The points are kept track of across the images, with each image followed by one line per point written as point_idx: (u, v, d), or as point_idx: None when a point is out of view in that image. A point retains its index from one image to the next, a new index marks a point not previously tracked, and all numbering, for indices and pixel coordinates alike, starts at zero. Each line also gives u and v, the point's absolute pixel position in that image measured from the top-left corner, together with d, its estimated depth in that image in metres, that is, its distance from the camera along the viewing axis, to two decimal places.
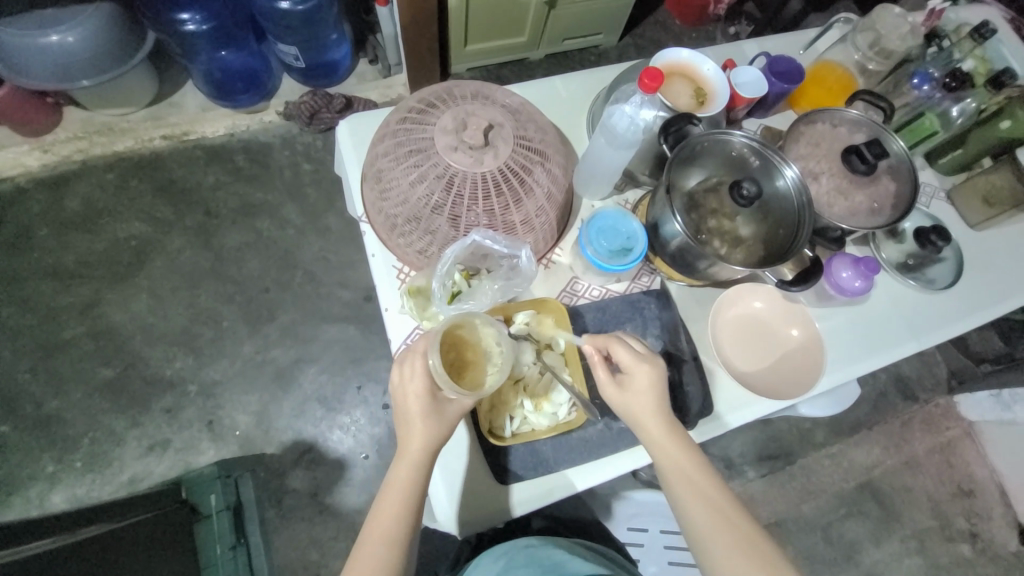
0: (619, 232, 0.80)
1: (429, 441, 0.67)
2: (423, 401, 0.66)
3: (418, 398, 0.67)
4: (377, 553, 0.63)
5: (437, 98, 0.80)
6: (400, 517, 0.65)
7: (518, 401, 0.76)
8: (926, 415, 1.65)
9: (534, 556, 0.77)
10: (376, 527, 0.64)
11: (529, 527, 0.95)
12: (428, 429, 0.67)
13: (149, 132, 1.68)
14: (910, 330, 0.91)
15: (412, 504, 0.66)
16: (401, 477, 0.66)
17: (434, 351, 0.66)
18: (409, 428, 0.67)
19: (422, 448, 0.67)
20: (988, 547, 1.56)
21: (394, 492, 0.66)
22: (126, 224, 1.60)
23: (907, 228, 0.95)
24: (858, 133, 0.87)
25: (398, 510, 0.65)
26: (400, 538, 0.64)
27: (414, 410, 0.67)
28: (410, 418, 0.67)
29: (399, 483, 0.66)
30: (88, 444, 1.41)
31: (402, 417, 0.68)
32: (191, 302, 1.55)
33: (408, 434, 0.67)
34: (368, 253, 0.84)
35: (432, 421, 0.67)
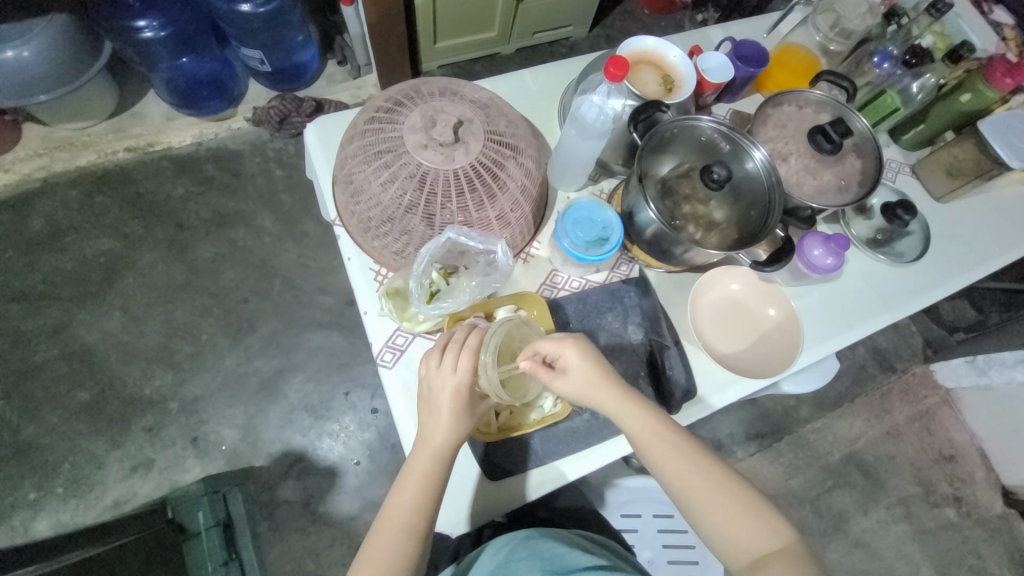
0: (594, 222, 0.81)
1: (454, 434, 0.68)
2: (459, 397, 0.67)
3: (450, 392, 0.67)
4: (391, 542, 0.63)
5: (404, 95, 0.79)
6: (416, 508, 0.65)
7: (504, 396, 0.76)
8: (904, 385, 1.70)
9: (534, 548, 0.77)
10: (393, 515, 0.65)
11: (534, 515, 0.97)
12: (455, 424, 0.67)
13: (112, 145, 1.63)
14: (882, 303, 0.93)
15: (428, 495, 0.66)
16: (420, 468, 0.66)
17: (492, 354, 0.66)
18: (434, 420, 0.68)
19: (445, 443, 0.67)
20: (968, 508, 1.62)
21: (412, 481, 0.66)
22: (94, 240, 1.55)
23: (875, 204, 0.97)
24: (823, 113, 0.89)
25: (413, 501, 0.65)
26: (415, 529, 0.64)
27: (444, 404, 0.67)
28: (437, 410, 0.68)
29: (416, 474, 0.66)
30: (68, 469, 1.37)
31: (429, 407, 0.69)
32: (167, 317, 1.51)
33: (434, 427, 0.68)
34: (344, 257, 0.83)
35: (461, 417, 0.68)
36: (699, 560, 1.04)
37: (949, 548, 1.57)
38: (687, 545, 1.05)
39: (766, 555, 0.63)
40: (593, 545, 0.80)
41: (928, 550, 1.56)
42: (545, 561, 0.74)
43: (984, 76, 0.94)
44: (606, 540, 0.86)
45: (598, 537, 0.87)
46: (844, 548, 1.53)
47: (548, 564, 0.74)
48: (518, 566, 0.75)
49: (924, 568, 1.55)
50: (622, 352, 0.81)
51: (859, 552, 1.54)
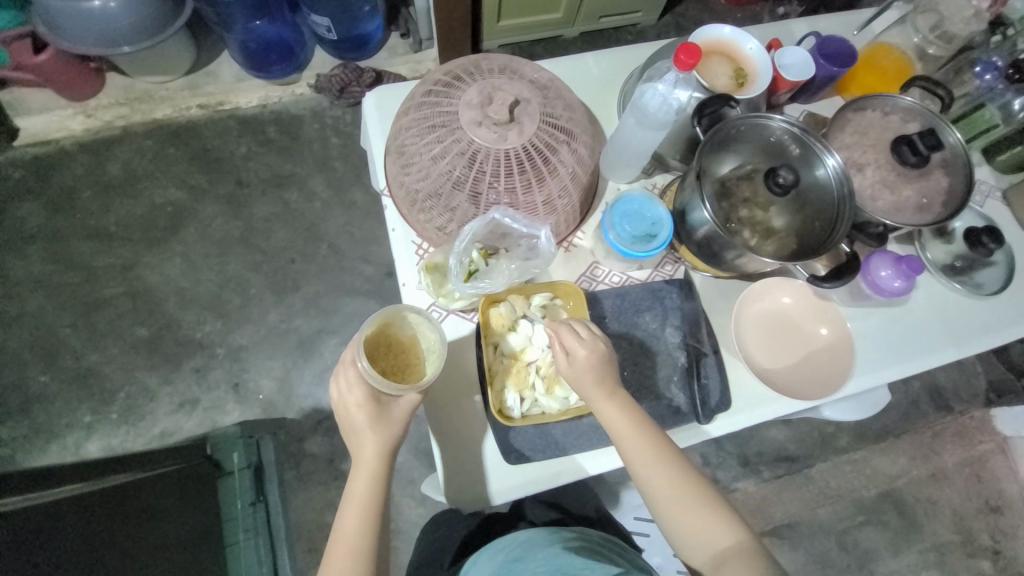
0: (644, 216, 0.78)
1: (382, 444, 0.71)
2: (368, 409, 0.70)
3: (361, 410, 0.70)
4: (348, 556, 0.67)
5: (464, 70, 0.78)
6: (364, 521, 0.69)
7: (530, 383, 0.75)
8: (960, 427, 1.57)
9: (525, 555, 0.77)
10: (343, 538, 0.68)
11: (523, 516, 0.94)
12: (379, 436, 0.70)
13: (186, 101, 1.72)
14: (950, 337, 0.85)
15: (375, 506, 0.70)
16: (358, 487, 0.70)
17: (363, 355, 0.68)
18: (360, 442, 0.71)
19: (375, 456, 0.71)
20: (1016, 567, 1.49)
21: (355, 499, 0.70)
22: (163, 190, 1.66)
23: (958, 228, 0.88)
24: (913, 122, 0.81)
25: (360, 515, 0.69)
26: (368, 537, 0.69)
27: (360, 423, 0.70)
28: (357, 431, 0.71)
29: (357, 491, 0.70)
30: (123, 397, 1.49)
31: (351, 432, 0.72)
32: (221, 269, 1.61)
33: (361, 447, 0.71)
34: (389, 228, 0.84)
35: (379, 425, 0.70)
36: None
37: None
38: None
39: (727, 553, 0.65)
40: (590, 544, 0.79)
41: None
42: (538, 564, 0.75)
43: None
44: (606, 535, 0.85)
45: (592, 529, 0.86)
46: None
47: (542, 566, 0.74)
48: (515, 567, 0.77)
49: None
50: (657, 355, 0.78)
51: None
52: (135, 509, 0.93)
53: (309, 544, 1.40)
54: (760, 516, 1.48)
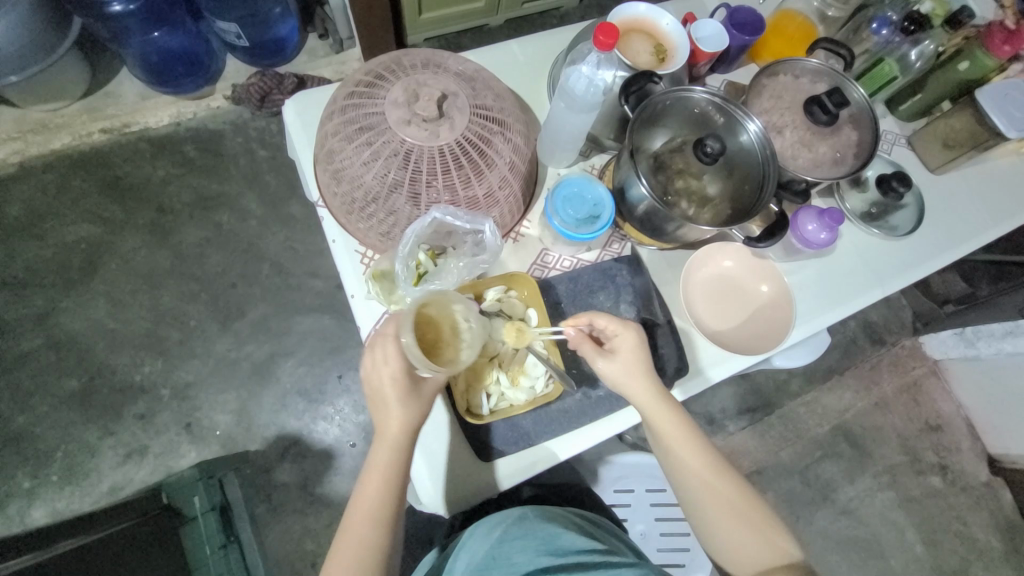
0: (585, 199, 0.78)
1: (409, 420, 0.67)
2: (400, 384, 0.66)
3: (395, 378, 0.66)
4: (364, 533, 0.64)
5: (385, 68, 0.75)
6: (384, 496, 0.66)
7: (494, 378, 0.75)
8: (893, 357, 1.73)
9: (530, 529, 0.75)
10: (363, 509, 0.65)
11: (519, 497, 0.95)
12: (407, 410, 0.66)
13: (86, 126, 1.57)
14: (874, 278, 0.92)
15: (396, 482, 0.66)
16: (381, 458, 0.66)
17: (409, 330, 0.62)
18: (384, 411, 0.67)
19: (400, 430, 0.67)
20: (953, 475, 1.66)
21: (376, 472, 0.66)
22: (74, 226, 1.51)
23: (870, 176, 0.95)
24: (821, 82, 0.86)
25: (378, 490, 0.66)
26: (384, 514, 0.65)
27: (389, 395, 0.66)
28: (386, 402, 0.67)
29: (379, 464, 0.66)
30: (61, 458, 1.36)
31: (379, 400, 0.67)
32: (154, 304, 1.49)
33: (385, 417, 0.67)
34: (329, 239, 0.80)
35: (408, 400, 0.67)
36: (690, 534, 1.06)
37: (933, 514, 1.62)
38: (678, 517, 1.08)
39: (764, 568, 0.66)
40: (582, 522, 0.81)
41: (913, 516, 1.61)
42: (540, 543, 0.73)
43: (983, 43, 0.92)
44: (595, 516, 0.86)
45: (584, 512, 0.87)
46: (831, 516, 1.58)
47: (542, 543, 0.73)
48: (513, 546, 0.74)
49: (908, 533, 1.60)
50: None
51: (846, 519, 1.58)
52: None
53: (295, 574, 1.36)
54: (732, 467, 1.57)
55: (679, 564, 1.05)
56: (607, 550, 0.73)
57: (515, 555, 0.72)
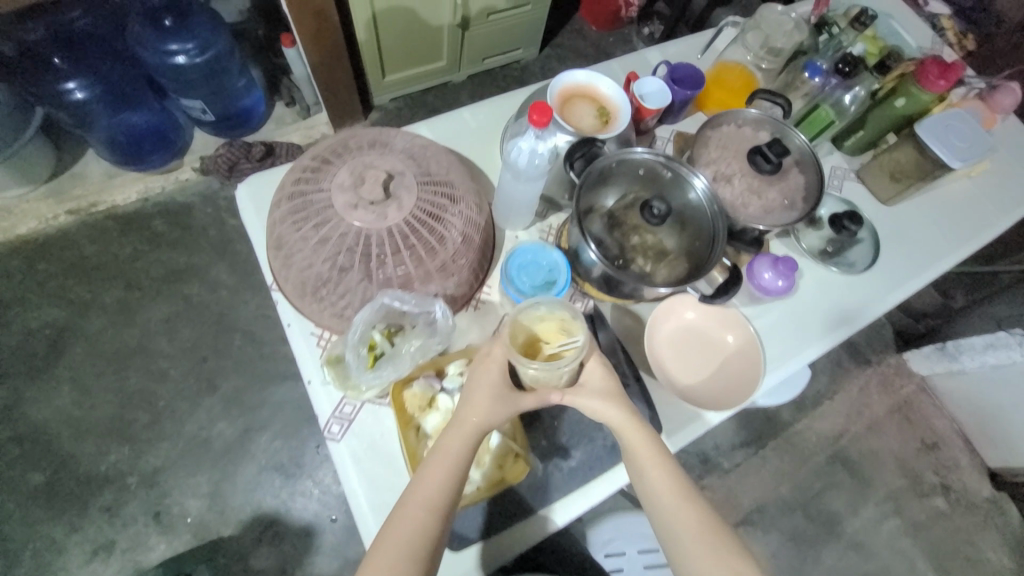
0: (540, 265, 0.78)
1: (488, 421, 0.62)
2: (493, 381, 0.64)
3: (496, 363, 0.66)
4: (413, 525, 0.55)
5: (331, 151, 0.75)
6: (444, 490, 0.58)
7: None
8: (879, 377, 1.72)
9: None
10: (419, 492, 0.57)
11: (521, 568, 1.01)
12: (495, 406, 0.63)
13: (51, 210, 1.56)
14: (841, 315, 0.92)
15: (454, 486, 0.58)
16: (451, 446, 0.60)
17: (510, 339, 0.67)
18: (470, 403, 0.63)
19: (477, 425, 0.62)
20: (957, 494, 1.62)
21: (437, 466, 0.59)
22: (37, 312, 1.48)
23: (823, 215, 0.96)
24: (762, 131, 0.89)
25: (436, 484, 0.58)
26: (437, 513, 0.57)
27: (479, 389, 0.64)
28: (472, 394, 0.64)
29: (446, 457, 0.60)
30: (21, 563, 1.28)
31: (468, 388, 0.65)
32: (121, 385, 1.44)
33: (466, 410, 0.63)
34: (285, 324, 0.78)
35: (497, 388, 0.64)
36: None
37: (942, 537, 1.57)
38: None
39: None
40: None
41: (923, 543, 1.56)
42: None
43: (917, 80, 0.96)
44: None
45: None
46: (839, 551, 1.52)
47: None
48: None
49: (920, 562, 1.54)
50: None
51: (854, 553, 1.52)
52: None
53: None
54: (731, 506, 1.52)
55: None
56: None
57: None
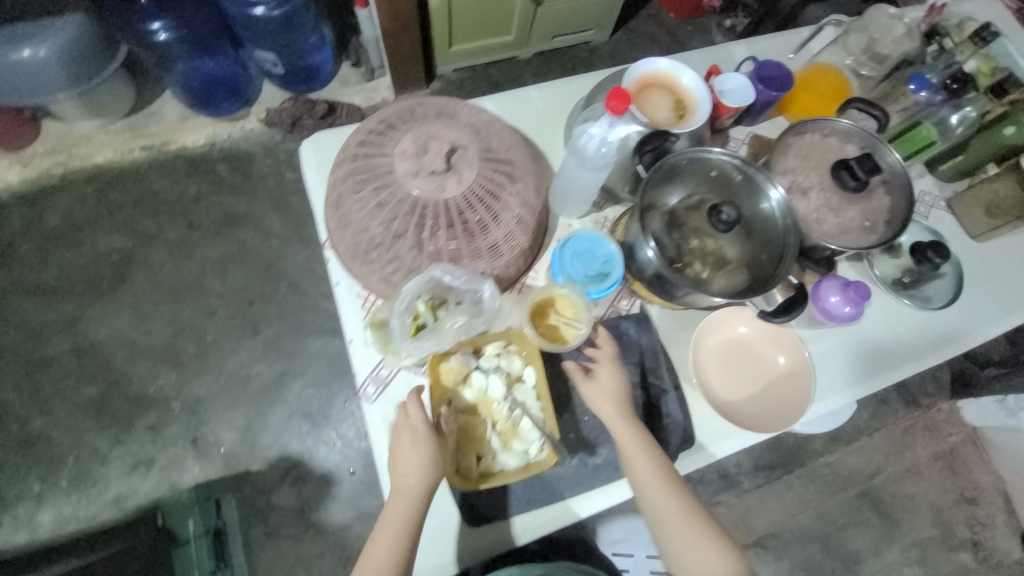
0: (595, 256, 0.76)
1: (422, 476, 0.67)
2: (420, 436, 0.68)
3: (420, 425, 0.68)
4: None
5: (398, 116, 0.75)
6: (397, 553, 0.65)
7: (486, 441, 0.71)
8: (927, 421, 1.61)
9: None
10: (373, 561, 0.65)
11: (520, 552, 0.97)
12: (425, 461, 0.67)
13: (127, 143, 1.65)
14: (905, 352, 0.86)
15: (404, 543, 0.66)
16: (395, 510, 0.66)
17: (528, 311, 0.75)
18: (403, 463, 0.68)
19: (414, 484, 0.67)
20: (988, 554, 1.52)
21: (389, 529, 0.66)
22: (107, 238, 1.58)
23: (904, 242, 0.89)
24: (850, 144, 0.83)
25: (388, 552, 0.65)
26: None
27: (405, 448, 0.68)
28: (401, 455, 0.68)
29: (393, 520, 0.66)
30: (73, 463, 1.40)
31: (399, 453, 0.68)
32: (173, 317, 1.53)
33: (402, 471, 0.67)
34: (333, 281, 0.79)
35: (428, 448, 0.67)
36: None
37: None
38: None
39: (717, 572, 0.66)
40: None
41: None
42: None
43: None
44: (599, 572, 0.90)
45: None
46: None
47: None
48: None
49: None
50: None
51: None
52: None
53: None
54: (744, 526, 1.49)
55: None
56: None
57: None
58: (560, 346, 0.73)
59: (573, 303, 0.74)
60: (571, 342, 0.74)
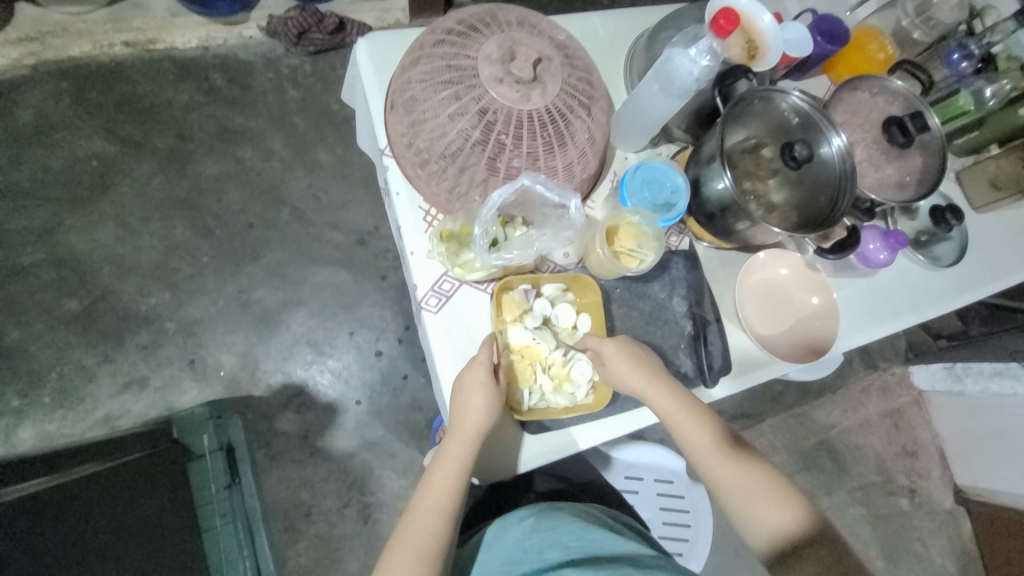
0: (664, 185, 0.78)
1: (483, 422, 0.70)
2: (485, 378, 0.70)
3: (482, 380, 0.70)
4: (428, 526, 0.69)
5: (479, 20, 0.72)
6: (452, 491, 0.71)
7: (537, 379, 0.75)
8: (882, 383, 1.79)
9: (560, 524, 0.76)
10: (433, 492, 0.71)
11: (532, 487, 0.96)
12: (486, 409, 0.69)
13: (109, 37, 1.47)
14: (911, 304, 0.94)
15: (460, 481, 0.71)
16: (456, 449, 0.71)
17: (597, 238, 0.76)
18: (465, 406, 0.70)
19: (475, 427, 0.70)
20: (920, 499, 1.74)
21: (445, 466, 0.72)
22: (87, 141, 1.43)
23: (922, 206, 0.97)
24: (896, 104, 0.86)
25: (445, 489, 0.71)
26: (448, 510, 0.70)
27: (468, 391, 0.70)
28: (462, 399, 0.70)
29: (451, 458, 0.71)
30: (55, 379, 1.32)
31: (457, 405, 0.70)
32: (165, 234, 1.43)
33: (462, 414, 0.70)
34: (393, 192, 0.78)
35: (491, 402, 0.69)
36: (691, 523, 1.11)
37: (900, 533, 1.70)
38: (682, 508, 1.11)
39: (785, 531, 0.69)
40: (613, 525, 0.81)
41: (881, 534, 1.68)
42: (571, 538, 0.73)
43: None
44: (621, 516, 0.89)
45: (618, 519, 0.87)
46: None
47: (571, 537, 0.74)
48: (541, 538, 0.75)
49: (873, 549, 1.67)
50: (664, 324, 0.81)
51: None
52: (95, 510, 0.82)
53: (286, 522, 1.35)
54: None
55: (678, 552, 1.10)
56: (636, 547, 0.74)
57: (544, 547, 0.73)
58: (625, 268, 0.75)
59: (642, 231, 0.76)
60: (635, 267, 0.76)
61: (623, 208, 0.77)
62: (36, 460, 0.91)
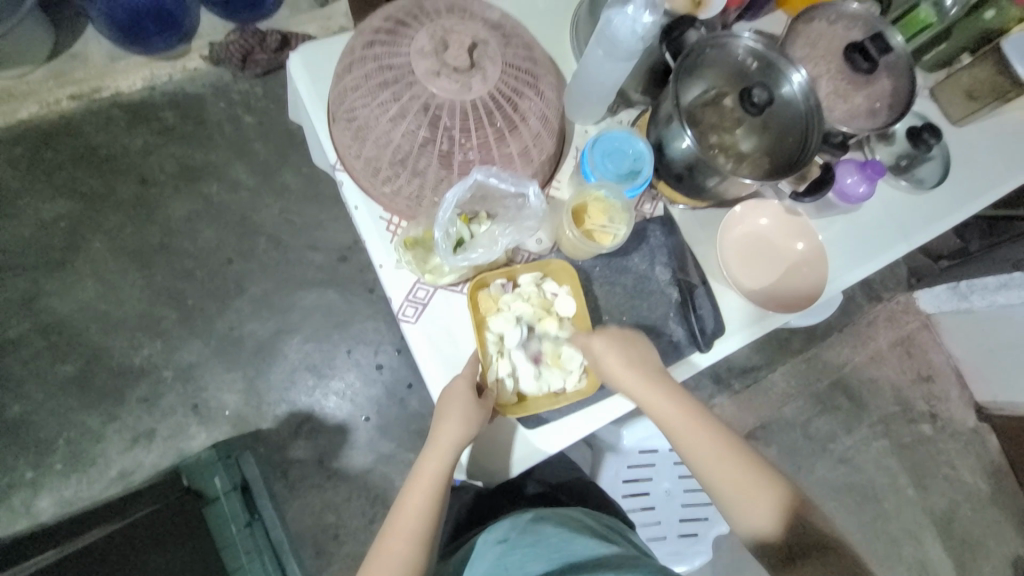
0: (625, 153, 0.75)
1: (461, 435, 0.68)
2: (468, 387, 0.69)
3: (460, 394, 0.68)
4: (401, 549, 0.66)
5: (407, 14, 0.69)
6: (425, 512, 0.68)
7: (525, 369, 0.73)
8: (889, 313, 1.76)
9: (542, 534, 0.71)
10: (406, 510, 0.69)
11: (521, 493, 0.88)
12: (465, 425, 0.68)
13: (52, 93, 1.44)
14: (900, 231, 0.91)
15: (436, 500, 0.69)
16: (430, 464, 0.69)
17: (565, 220, 0.74)
18: (444, 421, 0.68)
19: (450, 442, 0.68)
20: (943, 423, 1.73)
21: (421, 482, 0.70)
22: (50, 204, 1.41)
23: (899, 129, 0.93)
24: (855, 29, 0.83)
25: (419, 510, 0.68)
26: (423, 534, 0.67)
27: (448, 404, 0.68)
28: (441, 414, 0.68)
29: (428, 475, 0.70)
30: (64, 445, 1.32)
31: (433, 420, 0.69)
32: (146, 283, 1.41)
33: (438, 428, 0.68)
34: (351, 206, 0.76)
35: (468, 418, 0.68)
36: None
37: (926, 459, 1.69)
38: None
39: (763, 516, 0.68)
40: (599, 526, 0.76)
41: (907, 463, 1.68)
42: (556, 549, 0.69)
43: None
44: (613, 523, 0.81)
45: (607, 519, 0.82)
46: (830, 465, 1.65)
47: (556, 549, 0.69)
48: (524, 553, 0.69)
49: (902, 479, 1.67)
50: (648, 295, 0.78)
51: (843, 468, 1.65)
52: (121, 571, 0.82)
53: (316, 547, 1.36)
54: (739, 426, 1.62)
55: (703, 516, 1.10)
56: (622, 552, 0.69)
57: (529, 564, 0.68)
58: (599, 246, 0.73)
59: (611, 205, 0.74)
60: (609, 243, 0.73)
61: (587, 185, 0.75)
62: (53, 530, 0.91)
